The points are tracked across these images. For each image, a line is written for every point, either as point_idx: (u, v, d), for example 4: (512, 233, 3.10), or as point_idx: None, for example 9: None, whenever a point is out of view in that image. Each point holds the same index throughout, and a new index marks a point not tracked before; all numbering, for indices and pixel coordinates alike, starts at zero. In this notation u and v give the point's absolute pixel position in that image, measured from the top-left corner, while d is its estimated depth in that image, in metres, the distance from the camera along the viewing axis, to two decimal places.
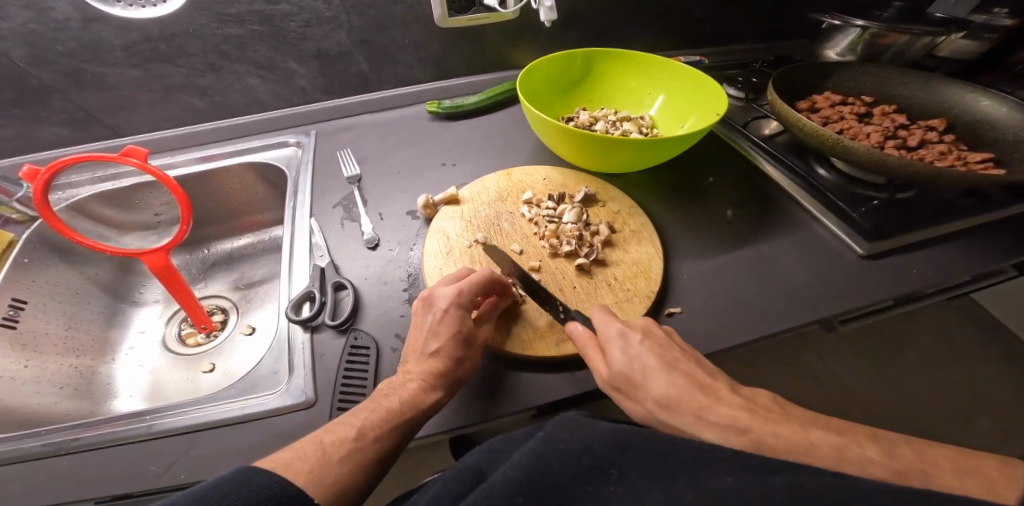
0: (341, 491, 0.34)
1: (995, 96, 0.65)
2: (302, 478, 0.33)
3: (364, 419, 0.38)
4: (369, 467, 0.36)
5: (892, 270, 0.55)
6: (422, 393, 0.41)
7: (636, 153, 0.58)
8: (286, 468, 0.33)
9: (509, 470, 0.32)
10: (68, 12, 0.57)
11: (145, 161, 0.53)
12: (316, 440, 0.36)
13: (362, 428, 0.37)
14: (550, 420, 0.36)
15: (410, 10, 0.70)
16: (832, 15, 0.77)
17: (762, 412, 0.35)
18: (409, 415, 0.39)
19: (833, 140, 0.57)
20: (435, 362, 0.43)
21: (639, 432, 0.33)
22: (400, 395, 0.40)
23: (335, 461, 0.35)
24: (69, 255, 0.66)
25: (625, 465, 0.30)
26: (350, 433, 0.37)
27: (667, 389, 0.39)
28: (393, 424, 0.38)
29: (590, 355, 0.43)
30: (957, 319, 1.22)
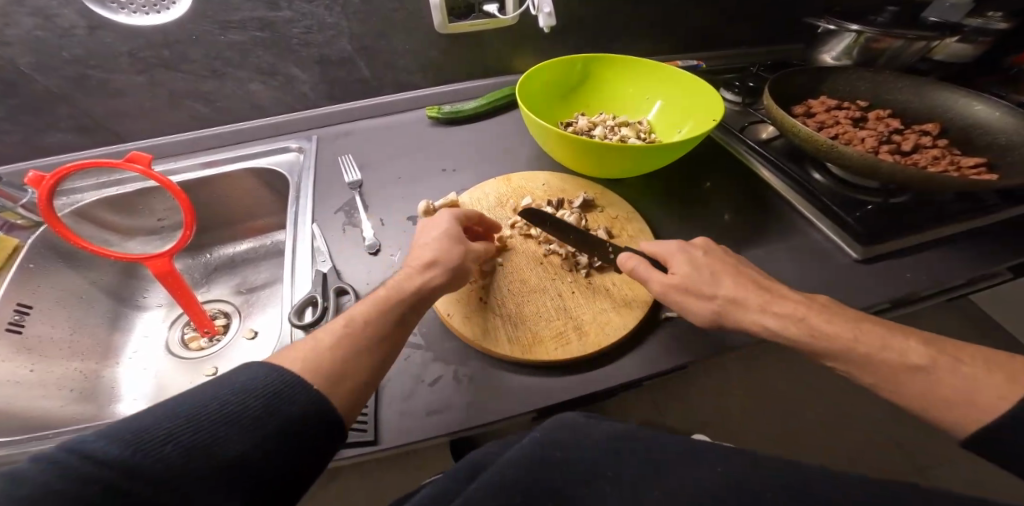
0: (338, 384, 0.36)
1: (988, 101, 0.65)
2: (298, 367, 0.36)
3: (356, 313, 0.41)
4: (356, 363, 0.38)
5: (886, 274, 0.56)
6: (408, 292, 0.44)
7: (633, 159, 0.59)
8: (285, 364, 0.36)
9: (508, 469, 0.32)
10: (73, 19, 0.58)
11: (149, 168, 0.53)
12: (310, 343, 0.38)
13: (350, 321, 0.40)
14: (550, 418, 0.38)
15: (410, 17, 0.71)
16: (827, 20, 0.78)
17: (754, 293, 0.44)
18: (390, 307, 0.42)
19: (827, 145, 0.58)
20: (425, 270, 0.46)
21: (629, 438, 0.34)
22: (390, 292, 0.43)
23: (332, 357, 0.37)
24: (74, 260, 0.66)
25: (619, 468, 0.31)
26: (340, 325, 0.40)
27: (688, 275, 0.45)
28: (382, 314, 0.41)
29: (640, 268, 0.47)
30: (952, 320, 1.24)
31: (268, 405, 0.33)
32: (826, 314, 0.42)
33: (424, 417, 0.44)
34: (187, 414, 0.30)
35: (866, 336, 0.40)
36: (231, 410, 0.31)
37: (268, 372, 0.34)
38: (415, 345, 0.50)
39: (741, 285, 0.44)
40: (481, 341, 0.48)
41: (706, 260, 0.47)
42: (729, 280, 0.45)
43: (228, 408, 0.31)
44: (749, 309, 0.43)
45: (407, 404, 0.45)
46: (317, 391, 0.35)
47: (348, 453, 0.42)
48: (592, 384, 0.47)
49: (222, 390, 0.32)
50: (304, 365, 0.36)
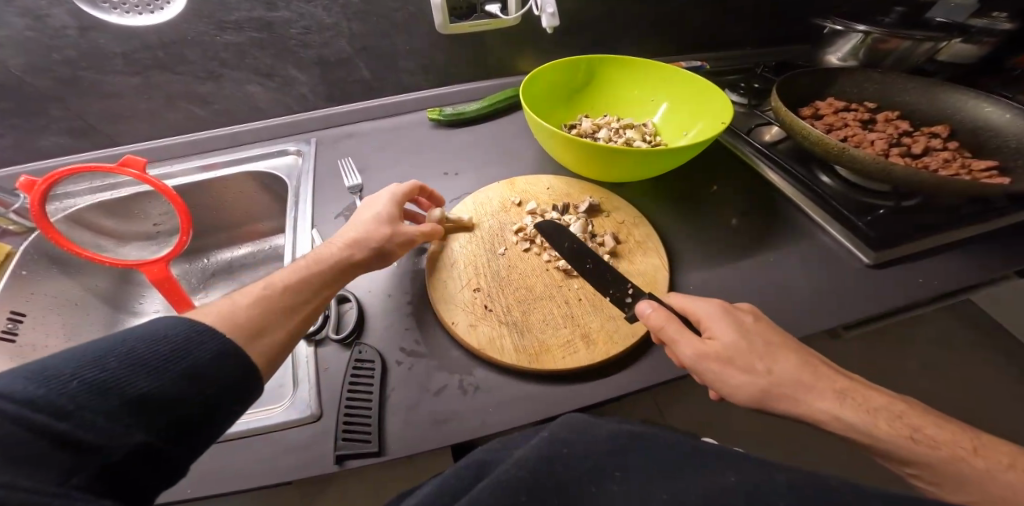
0: (260, 332, 0.36)
1: (999, 103, 0.65)
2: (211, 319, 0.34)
3: (278, 277, 0.41)
4: (275, 318, 0.37)
5: (899, 279, 0.55)
6: (332, 258, 0.44)
7: (640, 163, 0.58)
8: (194, 317, 0.34)
9: (514, 466, 0.31)
10: (65, 20, 0.56)
11: (143, 172, 0.52)
12: (228, 300, 0.37)
13: (272, 281, 0.40)
14: (556, 419, 0.37)
15: (411, 17, 0.69)
16: (833, 20, 0.77)
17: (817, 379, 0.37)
18: (317, 270, 0.43)
19: (838, 148, 0.57)
20: (352, 240, 0.46)
21: (637, 436, 0.34)
22: (316, 258, 0.44)
23: (254, 308, 0.37)
24: (67, 267, 0.65)
25: (627, 469, 0.31)
26: (264, 286, 0.39)
27: (733, 345, 0.39)
28: (307, 277, 0.42)
29: (680, 334, 0.41)
30: (957, 322, 1.23)
31: (191, 346, 0.31)
32: (829, 395, 0.36)
33: (430, 429, 0.43)
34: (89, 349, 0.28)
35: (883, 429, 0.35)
36: (142, 354, 0.29)
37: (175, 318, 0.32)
38: (419, 354, 0.48)
39: (747, 345, 0.39)
40: (487, 351, 0.47)
41: (744, 323, 0.41)
42: (789, 358, 0.39)
43: (146, 347, 0.29)
44: (739, 367, 0.38)
45: (412, 414, 0.44)
46: (233, 342, 0.33)
47: (352, 465, 0.41)
48: (601, 393, 0.46)
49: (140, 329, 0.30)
50: (221, 315, 0.35)
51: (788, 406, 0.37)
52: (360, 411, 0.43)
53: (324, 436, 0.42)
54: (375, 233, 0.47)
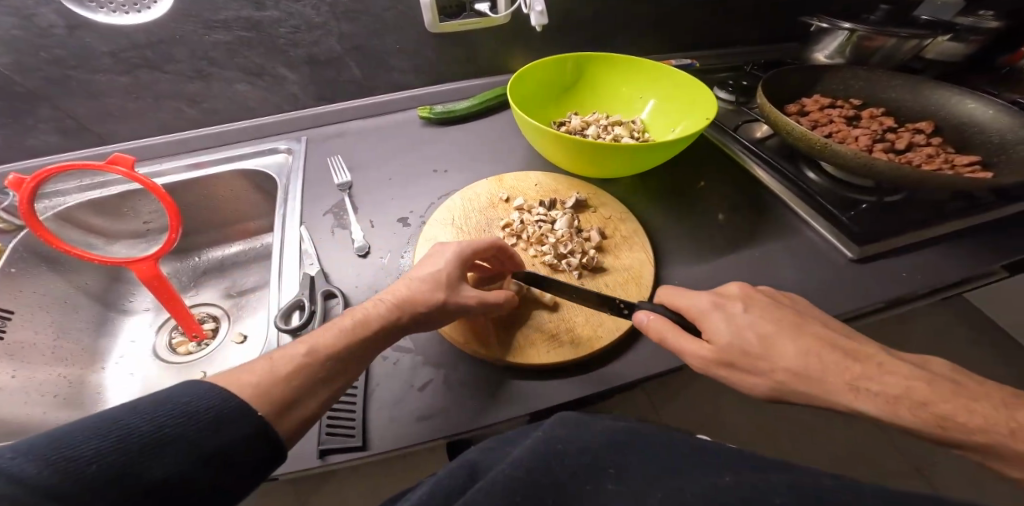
0: (293, 407, 0.34)
1: (982, 99, 0.65)
2: (246, 391, 0.33)
3: (317, 337, 0.38)
4: (317, 386, 0.36)
5: (883, 273, 0.55)
6: (382, 318, 0.41)
7: (626, 158, 0.58)
8: (231, 384, 0.33)
9: (510, 468, 0.32)
10: (52, 18, 0.56)
11: (132, 170, 0.52)
12: (269, 358, 0.36)
13: (313, 347, 0.37)
14: (550, 418, 0.38)
15: (400, 16, 0.70)
16: (820, 18, 0.78)
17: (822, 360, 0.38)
18: (363, 334, 0.40)
19: (821, 144, 0.58)
20: (400, 294, 0.43)
21: (632, 439, 0.35)
22: (360, 316, 0.41)
23: (294, 379, 0.35)
24: (57, 265, 0.65)
25: (623, 466, 0.32)
26: (300, 351, 0.37)
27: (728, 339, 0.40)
28: (352, 338, 0.39)
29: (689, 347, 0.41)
30: (949, 319, 1.24)
31: (217, 425, 0.30)
32: (842, 366, 0.38)
33: (413, 423, 0.43)
34: (121, 422, 0.28)
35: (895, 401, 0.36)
36: (167, 434, 0.28)
37: (213, 384, 0.32)
38: (405, 349, 0.49)
39: (749, 336, 0.40)
40: (481, 350, 0.47)
41: (742, 315, 0.41)
42: (783, 343, 0.39)
43: (175, 425, 0.29)
44: (746, 361, 0.40)
45: (397, 408, 0.44)
46: (260, 419, 0.32)
47: (336, 459, 0.41)
48: (586, 387, 0.46)
49: (180, 398, 0.30)
50: (250, 386, 0.33)
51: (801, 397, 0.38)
52: (344, 406, 0.43)
53: (308, 431, 0.42)
54: (427, 298, 0.43)
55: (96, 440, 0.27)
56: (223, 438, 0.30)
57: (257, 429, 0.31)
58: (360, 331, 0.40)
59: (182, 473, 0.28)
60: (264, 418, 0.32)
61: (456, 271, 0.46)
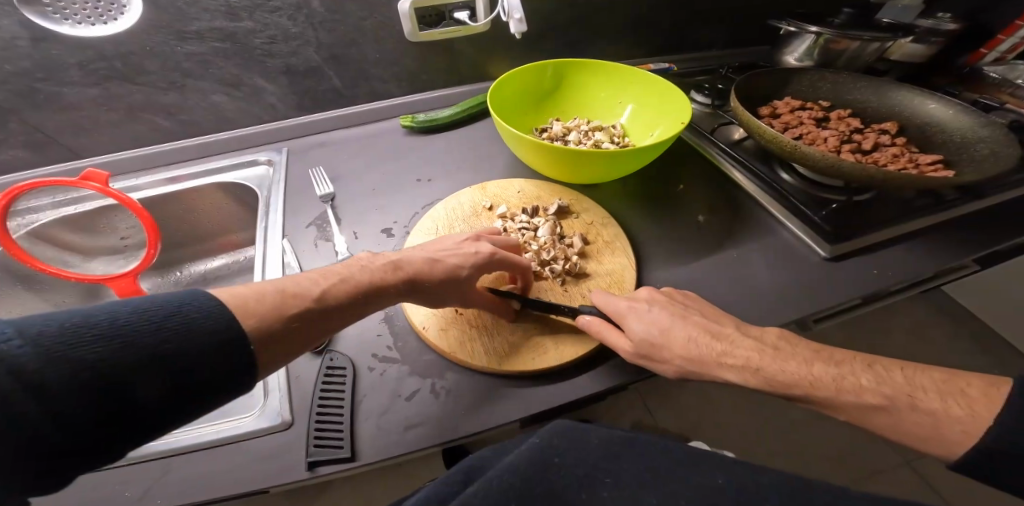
0: (284, 342, 0.35)
1: (942, 100, 0.69)
2: (246, 316, 0.33)
3: (328, 283, 0.39)
4: (314, 331, 0.37)
5: (856, 270, 0.57)
6: (389, 282, 0.43)
7: (606, 164, 0.59)
8: (238, 309, 0.33)
9: (505, 477, 0.32)
10: (15, 30, 0.55)
11: (106, 185, 0.51)
12: (279, 287, 0.37)
13: (322, 292, 0.39)
14: (551, 422, 0.38)
15: (379, 26, 0.70)
16: (789, 22, 0.81)
17: (725, 339, 0.43)
18: (370, 293, 0.41)
19: (791, 146, 0.60)
20: (414, 265, 0.44)
21: (630, 444, 0.36)
22: (370, 275, 0.42)
23: (291, 318, 0.35)
24: (32, 283, 0.63)
25: (618, 473, 0.33)
26: (311, 292, 0.38)
27: (645, 333, 0.44)
28: (355, 295, 0.40)
29: (608, 335, 0.46)
30: (927, 311, 1.28)
31: (204, 351, 0.30)
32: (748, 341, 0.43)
33: (402, 433, 0.43)
34: (91, 331, 0.27)
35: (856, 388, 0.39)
36: (162, 346, 0.28)
37: (200, 298, 0.32)
38: (392, 359, 0.49)
39: (666, 327, 0.44)
40: (474, 360, 0.47)
41: (651, 311, 0.46)
42: (678, 332, 0.44)
43: (175, 339, 0.29)
44: (665, 351, 0.44)
45: (385, 419, 0.44)
46: (246, 350, 0.32)
47: (325, 471, 0.41)
48: (571, 393, 0.47)
49: (155, 312, 0.29)
50: (249, 312, 0.34)
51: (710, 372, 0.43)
52: (332, 418, 0.43)
53: (296, 443, 0.42)
54: (434, 278, 0.44)
55: (64, 347, 0.26)
56: (197, 364, 0.29)
57: (236, 363, 0.31)
58: (370, 296, 0.41)
59: (152, 388, 0.28)
60: (251, 349, 0.32)
61: (480, 266, 0.46)
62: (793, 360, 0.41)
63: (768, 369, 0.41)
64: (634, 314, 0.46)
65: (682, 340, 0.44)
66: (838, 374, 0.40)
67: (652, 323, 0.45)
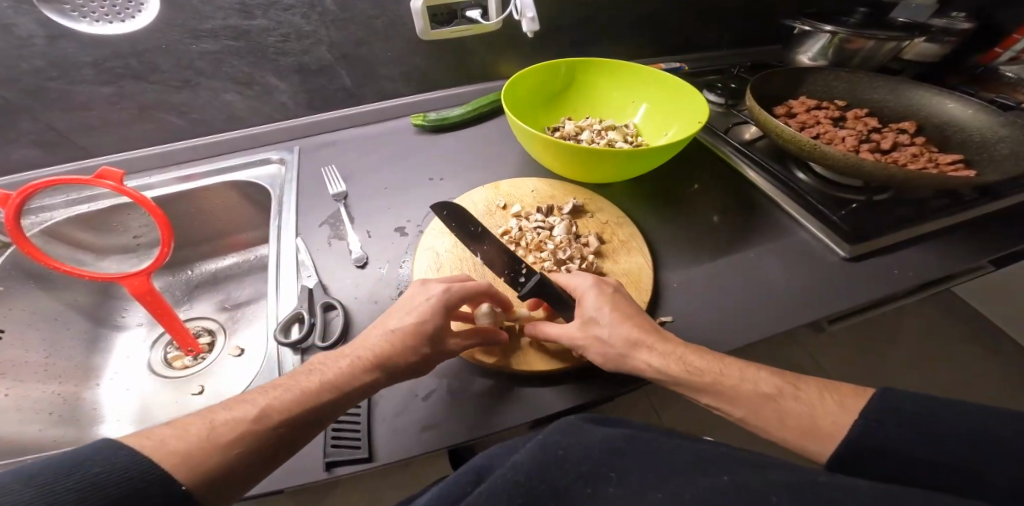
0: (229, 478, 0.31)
1: (960, 99, 0.68)
2: (173, 461, 0.30)
3: (273, 396, 0.35)
4: (265, 452, 0.33)
5: (875, 271, 0.57)
6: (354, 375, 0.39)
7: (621, 163, 0.59)
8: (160, 452, 0.30)
9: (508, 473, 0.32)
10: (32, 29, 0.55)
11: (121, 184, 0.50)
12: (207, 419, 0.33)
13: (267, 407, 0.34)
14: (553, 421, 0.38)
15: (391, 24, 0.70)
16: (803, 21, 0.80)
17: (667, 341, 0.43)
18: (328, 398, 0.37)
19: (810, 145, 0.59)
20: (385, 342, 0.41)
21: (637, 440, 0.35)
22: (326, 374, 0.38)
23: (232, 451, 0.32)
24: (46, 281, 0.63)
25: (624, 470, 0.32)
26: (250, 412, 0.34)
27: (614, 329, 0.44)
28: (305, 406, 0.36)
29: (552, 329, 0.46)
30: (939, 312, 1.27)
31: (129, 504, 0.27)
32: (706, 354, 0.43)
33: (418, 433, 0.43)
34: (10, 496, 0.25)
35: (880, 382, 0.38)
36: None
37: (119, 449, 0.29)
38: None
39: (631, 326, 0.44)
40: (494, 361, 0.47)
41: (612, 297, 0.47)
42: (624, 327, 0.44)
43: (89, 498, 0.26)
44: (644, 350, 0.42)
45: (400, 420, 0.44)
46: (177, 492, 0.29)
47: (341, 472, 0.40)
48: (589, 393, 0.46)
49: (57, 477, 0.26)
50: (178, 455, 0.30)
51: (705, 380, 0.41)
52: (349, 418, 0.43)
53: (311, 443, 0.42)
54: (403, 355, 0.41)
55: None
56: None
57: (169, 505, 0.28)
58: (330, 399, 0.37)
59: None
60: (186, 489, 0.29)
61: (433, 312, 0.44)
62: (735, 373, 0.41)
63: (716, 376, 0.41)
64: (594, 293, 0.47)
65: (640, 336, 0.43)
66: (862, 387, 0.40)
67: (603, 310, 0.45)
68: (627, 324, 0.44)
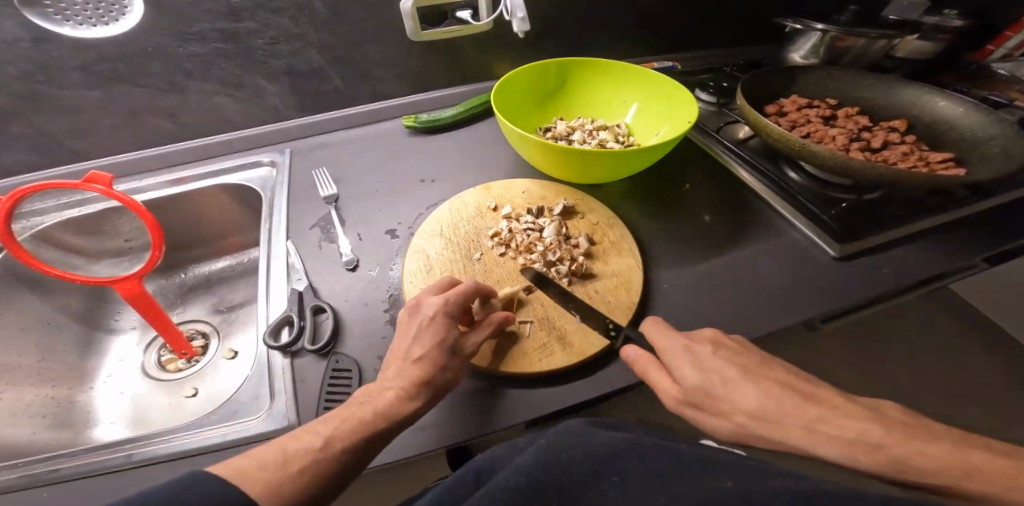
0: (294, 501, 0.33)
1: (950, 97, 0.68)
2: (257, 487, 0.32)
3: (333, 427, 0.37)
4: (330, 487, 0.35)
5: (865, 269, 0.57)
6: (401, 403, 0.40)
7: (611, 164, 0.59)
8: (238, 472, 0.32)
9: (511, 474, 0.32)
10: (16, 32, 0.55)
11: (110, 188, 0.50)
12: (280, 447, 0.35)
13: (329, 438, 0.36)
14: (554, 427, 0.37)
15: (380, 26, 0.70)
16: (794, 20, 0.80)
17: (775, 391, 0.39)
18: (383, 424, 0.38)
19: (799, 144, 0.59)
20: (416, 369, 0.42)
21: (642, 441, 0.34)
22: (375, 404, 0.40)
23: (306, 475, 0.34)
24: (39, 286, 0.63)
25: (624, 473, 0.31)
26: (316, 442, 0.36)
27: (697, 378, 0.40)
28: (364, 433, 0.38)
29: (653, 374, 0.43)
30: (937, 309, 1.27)
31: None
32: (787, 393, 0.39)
33: (408, 436, 0.43)
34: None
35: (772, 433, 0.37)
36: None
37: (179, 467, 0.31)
38: None
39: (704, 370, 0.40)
40: (497, 366, 0.46)
41: (715, 355, 0.42)
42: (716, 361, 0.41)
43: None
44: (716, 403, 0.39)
45: None
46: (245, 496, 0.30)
47: None
48: (578, 394, 0.46)
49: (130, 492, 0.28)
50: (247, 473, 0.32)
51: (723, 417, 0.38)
52: None
53: None
54: (435, 377, 0.42)
55: None
56: None
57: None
58: (380, 432, 0.38)
59: None
60: None
61: (445, 325, 0.44)
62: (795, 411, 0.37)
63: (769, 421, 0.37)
64: (690, 354, 0.42)
65: (730, 390, 0.39)
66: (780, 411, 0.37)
67: (711, 367, 0.41)
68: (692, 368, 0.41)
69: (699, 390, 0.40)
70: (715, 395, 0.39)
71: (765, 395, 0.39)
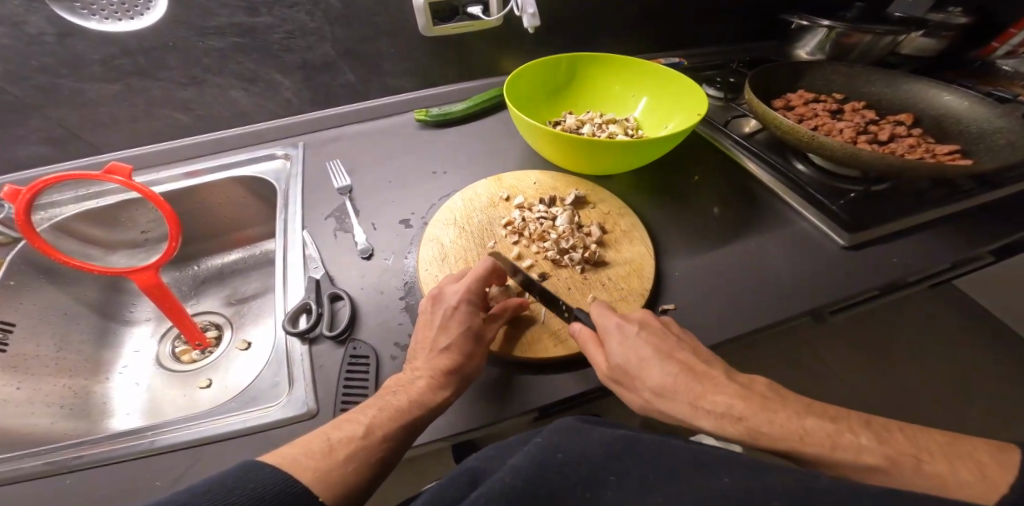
0: (336, 486, 0.34)
1: (956, 91, 0.69)
2: (308, 476, 0.33)
3: (372, 415, 0.39)
4: (367, 472, 0.36)
5: (874, 258, 0.57)
6: (431, 392, 0.41)
7: (622, 154, 0.60)
8: (283, 459, 0.34)
9: (508, 475, 0.31)
10: (42, 26, 0.56)
11: (130, 179, 0.50)
12: (324, 437, 0.37)
13: (370, 425, 0.38)
14: (550, 424, 0.36)
15: (394, 21, 0.71)
16: (801, 16, 0.81)
17: (756, 399, 0.38)
18: (417, 412, 0.40)
19: (808, 136, 0.60)
20: (445, 358, 0.43)
21: (638, 443, 0.33)
22: (408, 392, 0.41)
23: (352, 463, 0.35)
24: (55, 276, 0.64)
25: (623, 474, 0.30)
26: (358, 430, 0.37)
27: (623, 355, 0.43)
28: (400, 420, 0.39)
29: (589, 350, 0.45)
30: (942, 306, 1.27)
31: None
32: (777, 406, 0.37)
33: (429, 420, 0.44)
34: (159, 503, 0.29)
35: (841, 445, 0.34)
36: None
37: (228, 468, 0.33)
38: None
39: (673, 373, 0.41)
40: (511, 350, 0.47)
41: (639, 339, 0.44)
42: (659, 365, 0.41)
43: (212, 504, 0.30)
44: (679, 402, 0.40)
45: None
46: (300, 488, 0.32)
47: None
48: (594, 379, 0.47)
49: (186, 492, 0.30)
50: (292, 462, 0.34)
51: (769, 444, 0.35)
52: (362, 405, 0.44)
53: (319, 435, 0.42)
54: (468, 368, 0.44)
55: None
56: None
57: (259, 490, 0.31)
58: (416, 422, 0.39)
59: None
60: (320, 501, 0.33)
61: (469, 314, 0.46)
62: (781, 411, 0.37)
63: (751, 418, 0.36)
64: (620, 336, 0.44)
65: (705, 391, 0.39)
66: (833, 430, 0.35)
67: (632, 349, 0.43)
68: (665, 363, 0.41)
69: (665, 389, 0.40)
70: (683, 393, 0.40)
71: (744, 394, 0.39)
